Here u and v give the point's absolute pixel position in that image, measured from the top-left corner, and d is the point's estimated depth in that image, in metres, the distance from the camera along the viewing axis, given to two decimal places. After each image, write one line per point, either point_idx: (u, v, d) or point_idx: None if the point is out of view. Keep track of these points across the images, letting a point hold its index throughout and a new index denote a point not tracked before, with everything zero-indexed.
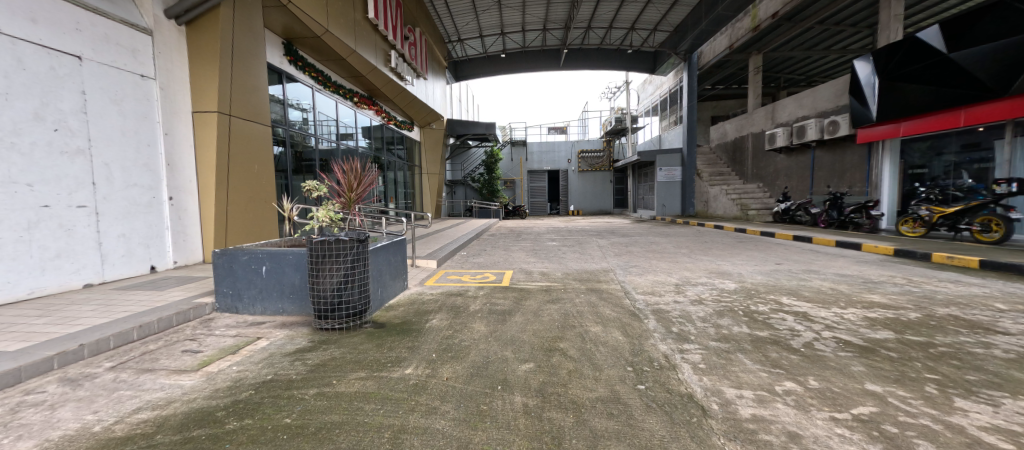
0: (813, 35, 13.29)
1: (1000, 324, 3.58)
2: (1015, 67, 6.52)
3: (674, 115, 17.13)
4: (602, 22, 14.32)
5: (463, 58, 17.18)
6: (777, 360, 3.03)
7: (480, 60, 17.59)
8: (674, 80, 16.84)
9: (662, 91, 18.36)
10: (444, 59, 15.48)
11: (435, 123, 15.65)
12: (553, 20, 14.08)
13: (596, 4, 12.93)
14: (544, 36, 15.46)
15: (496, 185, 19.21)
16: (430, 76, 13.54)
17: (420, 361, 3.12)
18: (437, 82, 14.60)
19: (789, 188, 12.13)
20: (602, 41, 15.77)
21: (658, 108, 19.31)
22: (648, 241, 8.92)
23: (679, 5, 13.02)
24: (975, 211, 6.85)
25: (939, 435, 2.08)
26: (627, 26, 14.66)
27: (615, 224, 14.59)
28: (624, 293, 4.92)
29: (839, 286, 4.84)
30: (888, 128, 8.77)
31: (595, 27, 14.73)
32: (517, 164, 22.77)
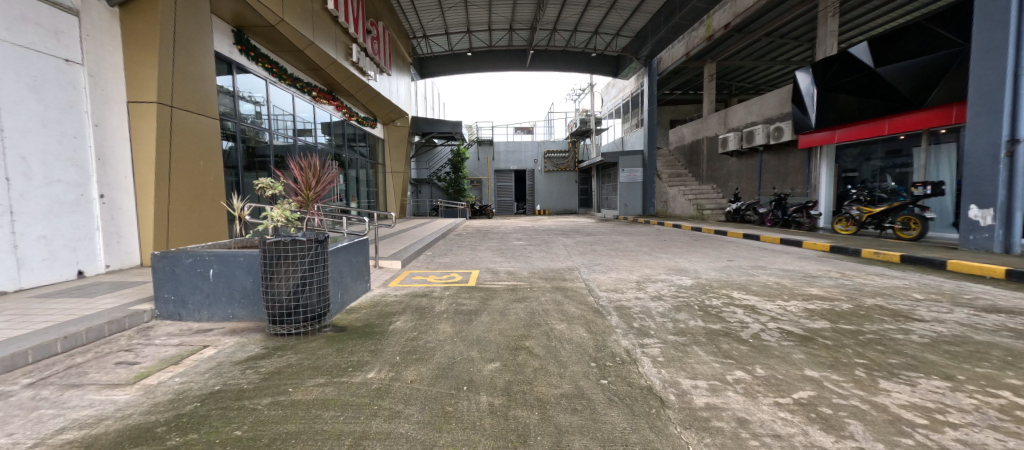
0: (760, 46, 14.20)
1: (917, 312, 4.00)
2: (931, 79, 7.24)
3: (636, 118, 17.73)
4: (567, 25, 14.54)
5: (428, 55, 16.89)
6: (728, 351, 3.22)
7: (446, 58, 17.39)
8: (637, 84, 17.50)
9: (625, 95, 18.99)
10: (409, 56, 15.12)
11: (400, 120, 15.31)
12: (520, 20, 14.16)
13: (562, 6, 13.09)
14: (511, 36, 15.48)
15: (461, 184, 19.07)
16: (394, 72, 13.18)
17: (384, 364, 3.05)
18: (402, 79, 14.25)
19: (739, 188, 12.91)
20: (567, 43, 16.06)
21: (621, 111, 19.90)
22: (611, 239, 9.20)
23: (640, 11, 13.45)
24: (897, 212, 7.58)
25: (866, 414, 2.30)
26: (591, 30, 14.99)
27: (581, 223, 14.94)
28: (589, 290, 5.05)
29: (783, 280, 5.22)
30: (825, 134, 9.55)
31: (560, 29, 14.94)
32: (484, 164, 22.75)
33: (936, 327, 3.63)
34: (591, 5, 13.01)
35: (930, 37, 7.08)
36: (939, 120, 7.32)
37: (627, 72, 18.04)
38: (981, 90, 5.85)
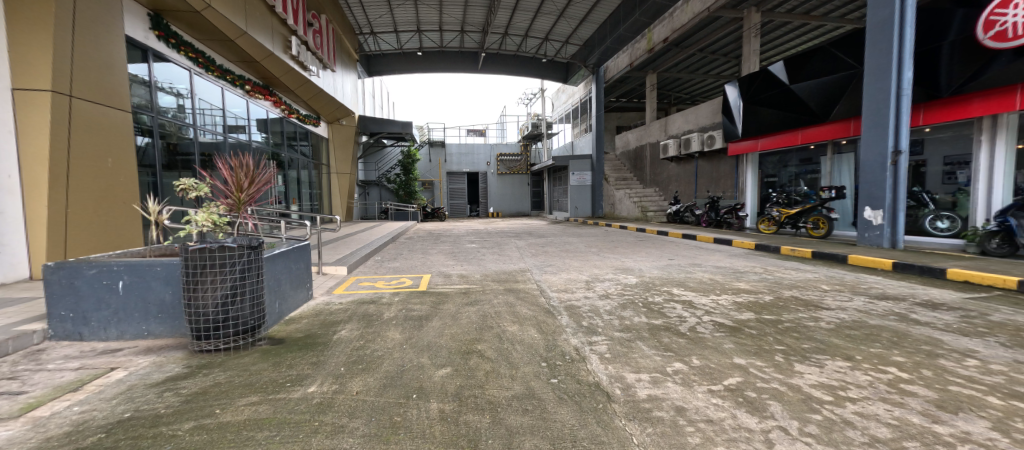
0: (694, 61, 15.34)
1: (824, 301, 4.55)
2: (834, 97, 8.26)
3: (584, 124, 18.47)
4: (518, 30, 14.70)
5: (375, 52, 16.31)
6: (668, 344, 3.44)
7: (394, 57, 16.90)
8: (585, 91, 18.21)
9: (574, 101, 19.63)
10: (355, 52, 14.41)
11: (345, 119, 14.51)
12: (470, 22, 14.09)
13: (512, 11, 13.20)
14: (461, 38, 15.36)
15: (413, 186, 18.33)
16: (338, 68, 12.51)
17: (326, 376, 2.88)
18: (348, 76, 13.59)
19: (678, 191, 13.80)
20: (519, 48, 16.23)
21: (570, 116, 20.50)
22: (561, 241, 9.43)
23: (587, 21, 13.95)
24: (808, 213, 8.57)
25: (784, 395, 2.56)
26: (541, 36, 15.28)
27: (533, 226, 15.17)
28: (541, 291, 5.13)
29: (715, 276, 5.68)
30: (749, 143, 10.56)
31: (511, 34, 15.06)
32: (435, 166, 22.32)
33: (839, 314, 4.14)
34: (540, 12, 13.27)
35: (833, 59, 8.10)
36: (839, 132, 8.41)
37: (576, 79, 18.64)
38: (874, 108, 6.77)
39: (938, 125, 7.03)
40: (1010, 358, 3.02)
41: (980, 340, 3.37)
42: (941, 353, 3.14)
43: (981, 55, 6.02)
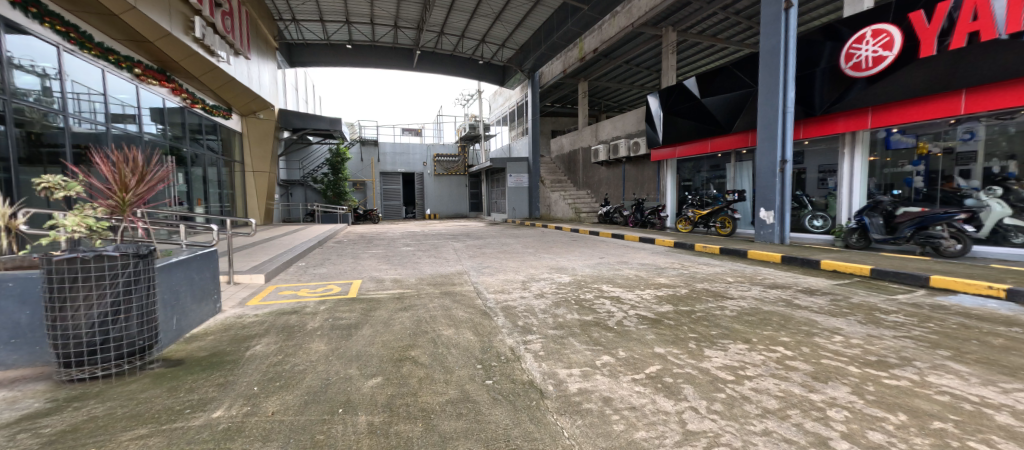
0: (620, 72, 16.36)
1: (728, 291, 5.15)
2: (736, 111, 9.33)
3: (521, 127, 18.73)
4: (454, 30, 14.49)
5: (298, 41, 15.05)
6: (598, 338, 3.64)
7: (320, 48, 15.75)
8: (520, 95, 18.56)
9: (510, 104, 19.94)
10: (274, 40, 13.08)
11: (263, 113, 12.89)
12: (404, 18, 13.59)
13: (448, 10, 12.98)
14: (395, 33, 14.75)
15: (342, 186, 17.12)
16: (255, 56, 11.30)
17: (236, 398, 2.58)
18: (266, 65, 12.31)
19: (608, 194, 14.57)
20: (455, 49, 15.98)
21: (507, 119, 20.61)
22: (498, 242, 9.48)
23: (523, 27, 14.19)
24: (717, 213, 9.62)
25: (696, 378, 2.84)
26: (478, 38, 15.23)
27: (471, 227, 15.07)
28: (478, 293, 5.12)
29: (640, 272, 6.13)
30: (668, 151, 11.54)
31: (447, 34, 14.79)
32: (367, 166, 21.10)
33: (741, 302, 4.71)
34: (477, 13, 13.23)
35: (734, 78, 9.21)
36: (739, 144, 9.51)
37: (513, 83, 18.82)
38: (766, 122, 7.79)
39: (814, 139, 8.28)
40: (864, 332, 3.65)
41: (844, 319, 4.04)
42: (816, 332, 3.70)
43: (842, 81, 7.29)
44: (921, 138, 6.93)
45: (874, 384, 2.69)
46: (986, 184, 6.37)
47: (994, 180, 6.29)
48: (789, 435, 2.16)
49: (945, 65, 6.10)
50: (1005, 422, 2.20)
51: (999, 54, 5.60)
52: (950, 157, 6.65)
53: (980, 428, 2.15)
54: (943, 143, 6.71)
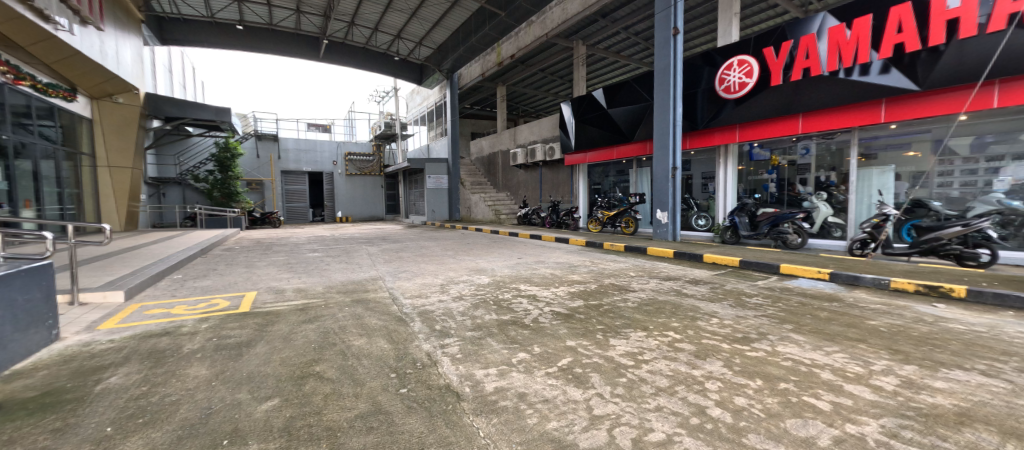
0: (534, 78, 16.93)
1: (630, 284, 5.69)
2: (635, 122, 10.26)
3: (440, 128, 18.41)
4: (367, 22, 13.59)
5: (174, 16, 12.73)
6: (514, 336, 3.66)
7: (202, 25, 13.48)
8: (440, 95, 18.17)
9: (428, 103, 19.52)
10: (138, 12, 10.79)
11: (122, 96, 10.56)
12: (308, 3, 12.34)
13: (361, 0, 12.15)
14: (298, 18, 13.31)
15: (233, 186, 15.11)
16: (110, 29, 9.23)
17: (77, 446, 2.08)
18: (127, 39, 10.13)
19: (526, 196, 14.92)
20: (368, 42, 14.98)
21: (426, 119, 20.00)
22: (416, 245, 9.19)
23: (440, 27, 13.85)
24: (622, 214, 10.49)
25: (602, 367, 2.98)
26: (392, 33, 14.48)
27: (387, 230, 14.31)
28: (393, 300, 4.83)
29: (555, 270, 6.44)
30: (579, 157, 12.21)
31: (359, 25, 13.79)
32: (266, 163, 18.70)
33: (641, 294, 5.22)
34: (391, 7, 12.61)
35: (635, 92, 10.16)
36: (638, 152, 10.47)
37: (430, 83, 18.05)
38: (661, 132, 8.76)
39: (698, 150, 9.51)
40: (734, 314, 4.27)
41: (720, 304, 4.70)
42: (698, 316, 4.21)
43: (717, 101, 8.58)
44: (773, 152, 8.37)
45: (740, 357, 3.13)
46: (816, 189, 7.94)
47: (821, 186, 7.84)
48: (677, 408, 2.40)
49: (791, 93, 7.48)
50: (828, 378, 2.74)
51: (826, 86, 7.05)
52: (793, 168, 8.16)
53: (812, 385, 2.65)
54: (789, 157, 8.20)
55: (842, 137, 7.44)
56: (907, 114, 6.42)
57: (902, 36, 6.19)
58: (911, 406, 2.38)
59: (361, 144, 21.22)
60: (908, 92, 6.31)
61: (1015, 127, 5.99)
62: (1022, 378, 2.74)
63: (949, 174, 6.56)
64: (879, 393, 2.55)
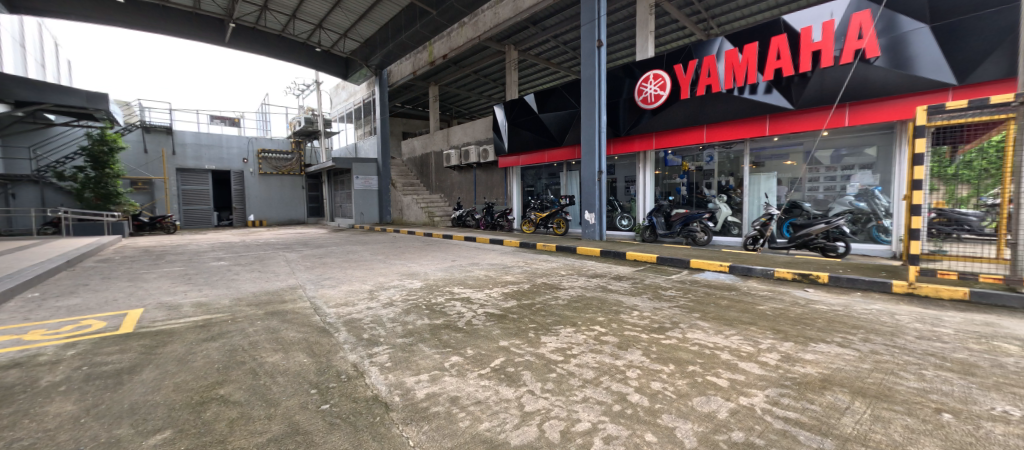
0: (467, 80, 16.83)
1: (561, 283, 5.84)
2: (564, 127, 10.67)
3: (369, 126, 17.53)
4: (283, 8, 12.46)
5: None
6: (447, 341, 3.37)
7: None
8: (369, 92, 17.43)
9: (357, 100, 18.53)
10: None
11: None
12: None
13: None
14: None
15: (111, 185, 12.79)
16: None
17: None
18: None
19: (460, 198, 14.74)
20: (284, 30, 13.77)
21: (354, 117, 18.96)
22: (341, 250, 8.59)
23: (367, 20, 13.18)
24: (553, 216, 10.75)
25: (535, 365, 2.92)
26: (313, 23, 13.45)
27: (308, 234, 13.22)
28: (314, 309, 4.29)
29: (489, 272, 6.40)
30: (512, 159, 12.36)
31: (273, 11, 12.57)
32: (156, 160, 16.21)
33: (571, 291, 5.36)
34: None
35: (563, 99, 10.57)
36: (568, 157, 10.84)
37: (357, 78, 17.15)
38: (589, 139, 9.21)
39: (621, 155, 10.16)
40: (652, 306, 4.54)
41: (641, 297, 5.01)
42: (621, 310, 4.39)
43: (636, 111, 9.25)
44: (684, 159, 9.20)
45: (656, 345, 3.33)
46: (719, 192, 8.82)
47: (722, 189, 8.74)
48: (602, 398, 2.46)
49: (698, 106, 8.33)
50: (726, 358, 3.04)
51: (726, 102, 7.96)
52: (700, 173, 9.02)
53: (714, 365, 2.92)
54: (696, 163, 9.06)
55: (739, 147, 8.39)
56: (788, 128, 7.47)
57: (781, 62, 7.21)
58: (789, 376, 2.74)
59: (277, 140, 19.15)
60: (784, 110, 7.37)
61: (862, 142, 7.21)
62: (864, 346, 3.29)
63: (817, 180, 7.73)
64: (765, 367, 2.88)
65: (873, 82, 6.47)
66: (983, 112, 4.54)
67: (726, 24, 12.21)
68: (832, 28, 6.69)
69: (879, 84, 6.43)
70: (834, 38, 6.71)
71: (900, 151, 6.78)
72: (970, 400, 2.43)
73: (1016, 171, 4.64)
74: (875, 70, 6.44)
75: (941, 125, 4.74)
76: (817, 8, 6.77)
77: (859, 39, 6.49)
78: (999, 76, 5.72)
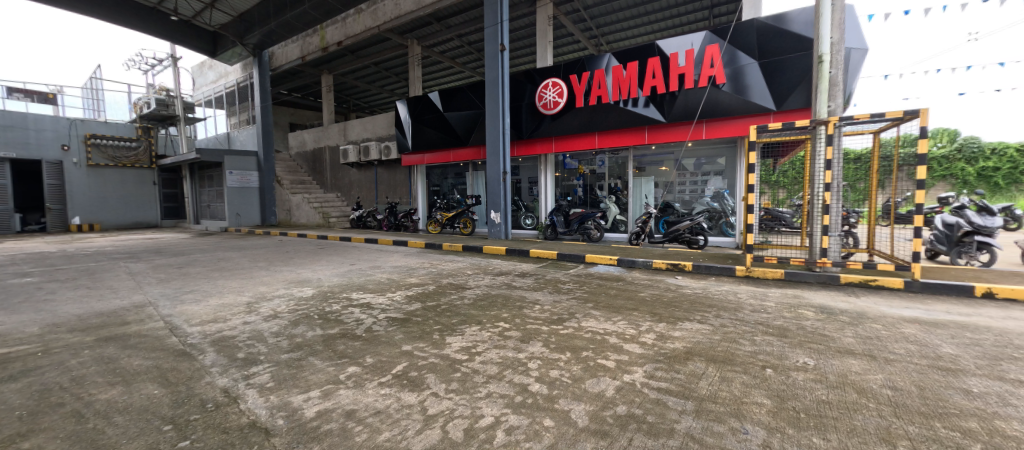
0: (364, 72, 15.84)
1: (466, 282, 5.78)
2: (469, 127, 10.65)
3: (246, 114, 15.58)
4: None
5: None
6: (343, 351, 3.09)
7: None
8: (245, 75, 15.52)
9: (229, 83, 16.28)
10: None
11: None
12: None
13: None
14: None
15: None
16: None
17: None
18: None
19: (359, 197, 13.83)
20: None
21: (226, 103, 16.61)
22: (212, 257, 7.42)
23: None
24: (460, 215, 10.66)
25: (438, 366, 2.81)
26: None
27: (165, 240, 11.14)
28: (170, 331, 3.57)
29: (391, 275, 6.07)
30: (417, 157, 11.91)
31: None
32: None
33: (477, 290, 5.32)
34: None
35: (468, 99, 10.56)
36: (473, 157, 10.82)
37: (229, 57, 14.97)
38: (493, 141, 9.30)
39: (524, 157, 10.46)
40: (552, 299, 4.74)
41: (544, 292, 5.18)
42: (525, 305, 4.48)
43: (536, 115, 9.63)
44: (580, 163, 9.79)
45: (555, 335, 3.45)
46: (610, 193, 9.54)
47: (613, 191, 9.49)
48: (505, 391, 2.45)
49: (590, 115, 8.94)
50: (614, 342, 3.27)
51: (613, 112, 8.65)
52: (594, 175, 9.68)
53: (605, 349, 3.12)
54: (590, 166, 9.70)
55: (625, 154, 9.22)
56: (661, 138, 8.34)
57: (656, 80, 8.10)
58: (662, 352, 3.05)
59: (113, 125, 15.64)
60: (658, 123, 8.27)
61: (715, 153, 8.43)
62: (719, 321, 3.82)
63: (685, 183, 8.80)
64: (645, 346, 3.16)
65: (722, 105, 7.63)
66: (794, 132, 5.74)
67: (614, 42, 13.33)
68: (693, 56, 7.77)
69: (726, 107, 7.61)
70: (694, 65, 7.80)
71: (740, 162, 8.10)
72: (784, 356, 2.97)
73: (812, 180, 5.54)
74: (724, 94, 7.59)
75: (770, 140, 5.89)
76: (681, 37, 7.87)
77: (711, 67, 7.63)
78: (801, 106, 7.08)
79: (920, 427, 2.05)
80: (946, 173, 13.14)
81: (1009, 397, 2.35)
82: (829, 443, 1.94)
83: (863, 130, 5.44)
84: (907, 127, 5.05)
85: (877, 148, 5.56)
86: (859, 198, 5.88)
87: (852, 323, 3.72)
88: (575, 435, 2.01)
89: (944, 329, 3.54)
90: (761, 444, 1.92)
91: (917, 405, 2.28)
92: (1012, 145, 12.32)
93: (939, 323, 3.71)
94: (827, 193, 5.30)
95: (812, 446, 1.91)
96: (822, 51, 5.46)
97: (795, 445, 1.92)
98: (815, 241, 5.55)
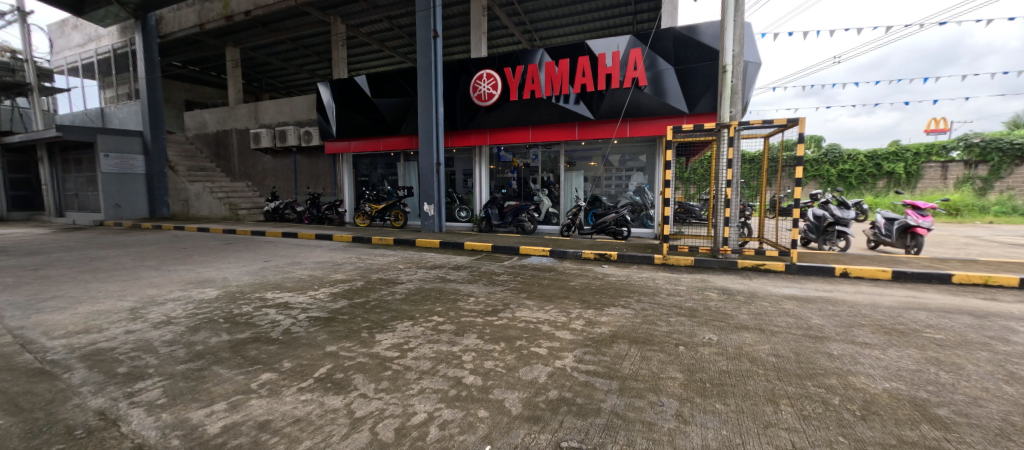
0: (280, 49, 14.49)
1: (396, 277, 5.54)
2: (400, 115, 10.21)
3: (127, 87, 13.60)
4: None
5: None
6: (255, 357, 2.78)
7: None
8: (126, 41, 13.44)
9: (104, 49, 13.96)
10: None
11: None
12: None
13: None
14: None
15: None
16: None
17: None
18: None
19: (275, 187, 12.68)
20: None
21: (99, 72, 14.21)
22: (87, 256, 6.33)
23: None
24: (391, 207, 10.16)
25: (367, 366, 2.64)
26: None
27: (19, 237, 9.26)
28: (21, 346, 2.96)
29: (313, 271, 5.63)
30: (342, 144, 11.12)
31: None
32: None
33: (407, 284, 5.11)
34: None
35: (399, 86, 10.11)
36: (404, 146, 10.38)
37: (102, 16, 12.70)
38: (427, 130, 9.00)
39: (459, 148, 10.24)
40: (486, 291, 4.72)
41: (478, 284, 5.13)
42: (458, 298, 4.41)
43: (470, 107, 9.48)
44: (513, 156, 9.84)
45: (489, 327, 3.41)
46: (543, 187, 9.72)
47: (546, 184, 9.67)
48: (439, 386, 2.37)
49: (523, 109, 9.00)
50: (546, 330, 3.31)
51: (546, 106, 8.80)
52: (528, 169, 9.78)
53: (537, 337, 3.15)
54: (523, 160, 9.79)
55: (557, 148, 9.45)
56: (590, 135, 8.66)
57: (586, 79, 8.35)
58: (590, 337, 3.15)
59: None
60: (588, 120, 8.58)
61: (637, 151, 8.94)
62: (641, 305, 4.05)
63: (611, 178, 9.20)
64: (574, 333, 3.25)
65: (644, 106, 8.11)
66: (702, 134, 6.25)
67: (547, 38, 13.55)
68: (619, 57, 8.12)
69: (647, 109, 8.09)
70: (620, 66, 8.16)
71: (658, 160, 8.69)
72: (693, 334, 3.22)
73: (718, 178, 6.07)
74: (645, 96, 8.07)
75: (685, 140, 6.35)
76: (609, 38, 8.19)
77: (635, 70, 8.06)
78: (709, 110, 7.77)
79: (797, 387, 2.33)
80: (816, 173, 15.42)
81: (859, 356, 2.77)
82: (729, 407, 2.12)
83: (756, 134, 6.09)
84: (789, 133, 5.68)
85: (767, 151, 6.23)
86: (751, 193, 6.45)
87: (747, 302, 4.15)
88: (509, 423, 1.99)
89: (814, 304, 4.08)
90: (674, 415, 2.05)
91: (795, 368, 2.59)
92: (862, 151, 14.60)
93: (810, 299, 4.28)
94: (728, 189, 5.88)
95: (716, 411, 2.08)
96: (727, 62, 6.00)
97: (703, 412, 2.07)
98: (718, 232, 6.13)
